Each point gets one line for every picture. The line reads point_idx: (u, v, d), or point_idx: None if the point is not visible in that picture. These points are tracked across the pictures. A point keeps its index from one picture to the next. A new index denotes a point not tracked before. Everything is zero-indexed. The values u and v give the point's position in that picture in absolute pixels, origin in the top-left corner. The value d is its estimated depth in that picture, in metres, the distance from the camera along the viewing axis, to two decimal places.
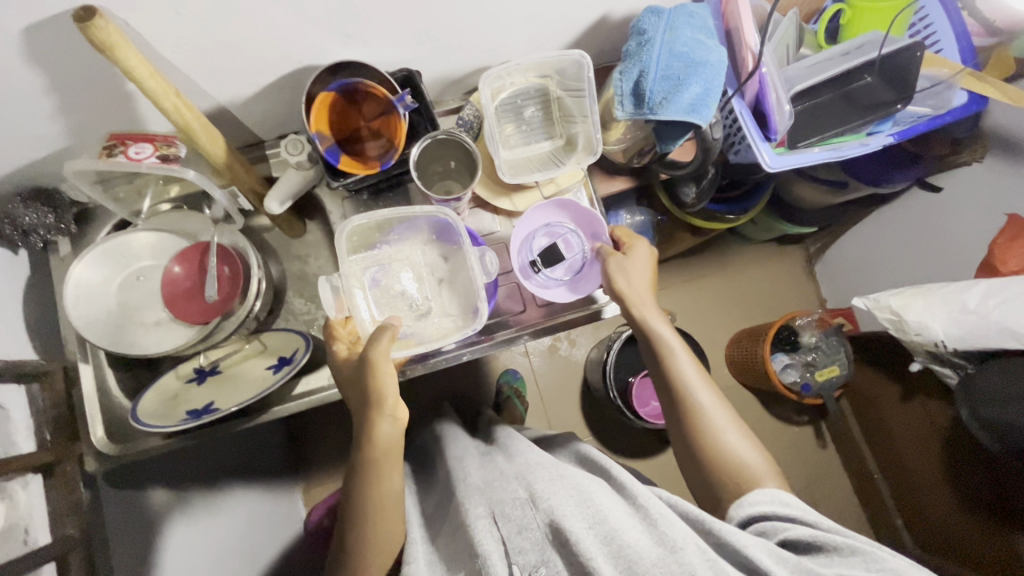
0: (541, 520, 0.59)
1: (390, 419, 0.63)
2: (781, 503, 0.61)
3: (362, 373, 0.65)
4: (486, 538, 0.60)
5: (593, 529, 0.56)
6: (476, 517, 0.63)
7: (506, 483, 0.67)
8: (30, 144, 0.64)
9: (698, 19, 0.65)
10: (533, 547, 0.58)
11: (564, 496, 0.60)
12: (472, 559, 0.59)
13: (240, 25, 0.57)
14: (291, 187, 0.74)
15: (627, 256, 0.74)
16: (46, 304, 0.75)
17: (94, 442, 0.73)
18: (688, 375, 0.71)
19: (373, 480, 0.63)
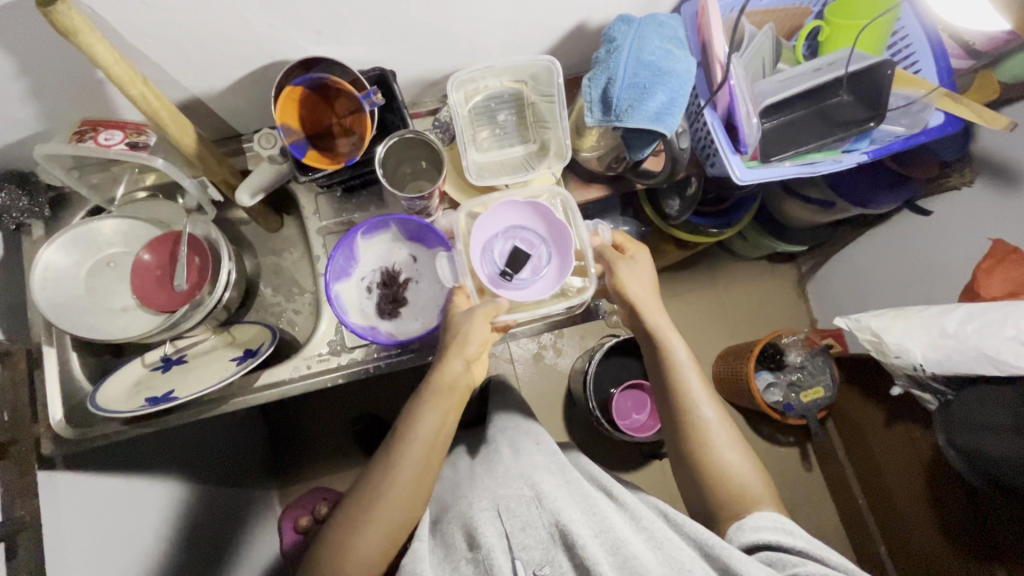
0: (547, 520, 0.64)
1: (466, 361, 0.66)
2: (785, 532, 0.61)
3: (458, 319, 0.69)
4: (489, 530, 0.64)
5: (599, 538, 0.60)
6: (480, 508, 0.66)
7: (506, 479, 0.70)
8: (4, 126, 0.65)
9: (667, 29, 0.66)
10: (537, 544, 0.63)
11: (570, 502, 0.65)
12: (475, 550, 0.64)
13: (209, 17, 0.58)
14: (263, 181, 0.74)
15: (634, 262, 0.73)
16: (16, 285, 0.76)
17: (54, 426, 0.73)
18: (695, 392, 0.71)
19: (431, 418, 0.65)
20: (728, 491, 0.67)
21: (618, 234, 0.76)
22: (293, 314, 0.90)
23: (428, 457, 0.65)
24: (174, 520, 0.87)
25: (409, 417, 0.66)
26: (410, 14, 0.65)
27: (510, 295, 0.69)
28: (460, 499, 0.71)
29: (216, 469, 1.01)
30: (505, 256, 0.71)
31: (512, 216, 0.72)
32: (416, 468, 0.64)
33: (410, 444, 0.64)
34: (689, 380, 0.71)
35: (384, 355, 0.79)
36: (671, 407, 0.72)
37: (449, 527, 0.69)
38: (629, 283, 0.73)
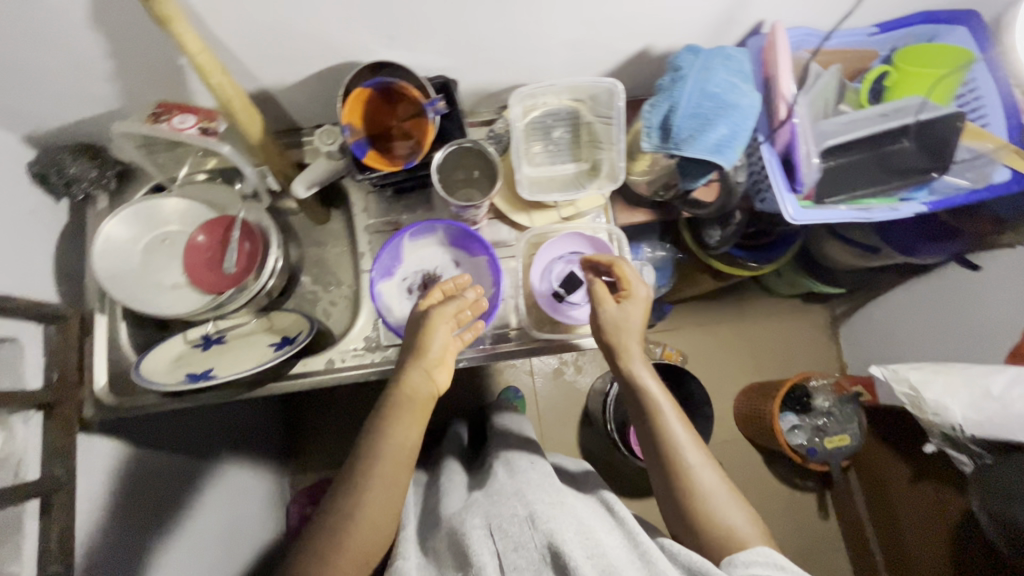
0: (540, 541, 0.61)
1: (425, 370, 0.67)
2: (776, 567, 0.57)
3: (416, 324, 0.71)
4: (481, 549, 0.62)
5: (592, 561, 0.58)
6: (472, 526, 0.64)
7: (504, 499, 0.68)
8: (86, 102, 0.69)
9: (735, 62, 0.65)
10: (529, 565, 0.61)
11: (564, 522, 0.63)
12: (465, 565, 0.62)
13: (292, 17, 0.60)
14: (319, 174, 0.78)
15: (622, 305, 0.72)
16: (75, 251, 0.80)
17: (96, 391, 0.76)
18: (674, 430, 0.68)
19: (400, 428, 0.65)
20: (719, 533, 0.62)
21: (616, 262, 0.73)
22: (329, 305, 0.92)
23: (399, 470, 0.65)
24: (184, 494, 0.90)
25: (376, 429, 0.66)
26: (479, 25, 0.67)
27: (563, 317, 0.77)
28: (455, 516, 0.70)
29: (229, 447, 1.04)
30: (562, 278, 0.79)
31: (575, 244, 0.80)
32: (388, 481, 0.63)
33: (380, 459, 0.64)
34: (671, 418, 0.69)
35: None
36: (653, 444, 0.69)
37: (444, 534, 0.69)
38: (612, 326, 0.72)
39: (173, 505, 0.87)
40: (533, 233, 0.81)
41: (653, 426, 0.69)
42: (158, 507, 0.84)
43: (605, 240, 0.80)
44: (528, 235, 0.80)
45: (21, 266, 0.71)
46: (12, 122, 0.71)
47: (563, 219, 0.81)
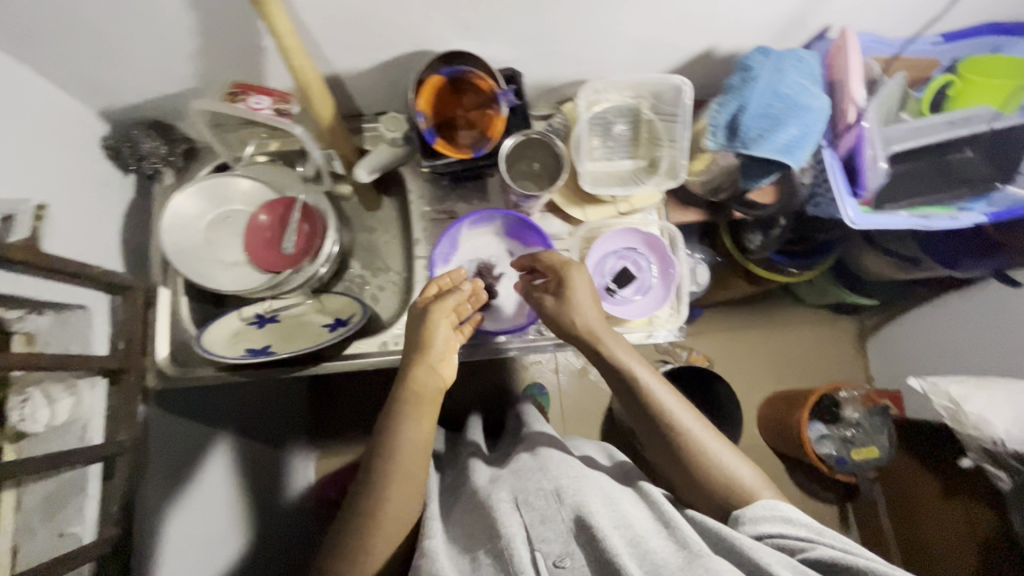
0: (567, 514, 0.61)
1: (432, 365, 0.68)
2: (785, 521, 0.59)
3: (415, 321, 0.70)
4: (510, 521, 0.61)
5: (618, 530, 0.59)
6: (500, 499, 0.65)
7: (531, 474, 0.69)
8: (167, 80, 0.71)
9: (806, 64, 0.65)
10: (557, 536, 0.60)
11: (592, 496, 0.64)
12: (492, 540, 0.60)
13: (377, 3, 0.62)
14: (381, 160, 0.80)
15: (572, 288, 0.71)
16: (141, 225, 0.82)
17: (158, 363, 0.77)
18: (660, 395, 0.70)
19: (413, 417, 0.67)
20: (724, 486, 0.65)
21: (548, 254, 0.74)
22: (378, 290, 0.93)
23: (420, 461, 0.66)
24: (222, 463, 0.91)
25: (390, 426, 0.67)
26: (553, 18, 0.68)
27: (614, 310, 0.78)
28: (483, 490, 0.69)
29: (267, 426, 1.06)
30: (613, 273, 0.80)
31: (626, 240, 0.81)
32: (411, 471, 0.66)
33: (398, 450, 0.66)
34: (648, 382, 0.70)
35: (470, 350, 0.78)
36: (642, 414, 0.70)
37: (474, 504, 0.69)
38: (579, 307, 0.70)
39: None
40: (588, 226, 0.81)
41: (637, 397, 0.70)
42: (188, 479, 0.86)
43: (658, 234, 0.80)
44: (582, 230, 0.81)
45: (94, 236, 0.73)
46: (93, 96, 0.73)
47: (620, 213, 0.81)
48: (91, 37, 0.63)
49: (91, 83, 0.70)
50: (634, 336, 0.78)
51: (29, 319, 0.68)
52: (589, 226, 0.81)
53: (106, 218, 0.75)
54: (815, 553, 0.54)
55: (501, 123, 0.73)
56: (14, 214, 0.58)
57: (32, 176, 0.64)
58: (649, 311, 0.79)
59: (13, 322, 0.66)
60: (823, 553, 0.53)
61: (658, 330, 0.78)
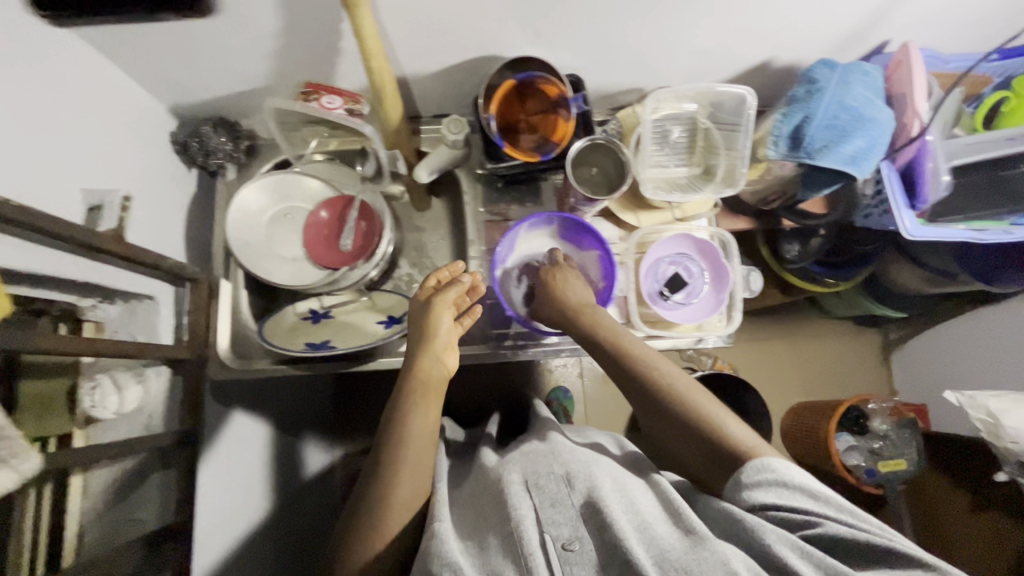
0: (577, 497, 0.59)
1: (436, 355, 0.72)
2: (783, 487, 0.54)
3: (418, 312, 0.76)
4: (520, 502, 0.58)
5: (628, 516, 0.57)
6: (511, 479, 0.62)
7: (541, 457, 0.66)
8: (240, 77, 0.73)
9: (871, 77, 0.67)
10: (567, 520, 0.57)
11: (604, 482, 0.62)
12: (503, 523, 0.57)
13: (457, 8, 0.64)
14: (441, 160, 0.81)
15: (565, 276, 0.78)
16: (201, 219, 0.84)
17: (220, 354, 0.78)
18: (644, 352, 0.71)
19: (418, 399, 0.69)
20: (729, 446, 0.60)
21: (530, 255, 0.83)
22: None
23: (425, 448, 0.67)
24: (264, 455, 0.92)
25: (396, 411, 0.69)
26: (621, 26, 0.70)
27: (670, 314, 0.79)
28: (493, 471, 0.67)
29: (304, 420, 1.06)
30: (665, 278, 0.81)
31: (677, 246, 0.82)
32: (416, 452, 0.66)
33: (405, 430, 0.67)
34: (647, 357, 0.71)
35: (523, 346, 0.82)
36: (639, 387, 0.69)
37: (483, 488, 0.65)
38: (568, 287, 0.77)
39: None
40: (645, 230, 0.82)
41: (635, 372, 0.70)
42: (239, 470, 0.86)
43: (708, 239, 0.82)
44: (635, 238, 0.82)
45: (163, 229, 0.75)
46: (166, 93, 0.75)
47: (676, 220, 0.83)
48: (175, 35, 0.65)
49: (167, 79, 0.73)
50: (686, 340, 0.79)
51: (101, 308, 0.69)
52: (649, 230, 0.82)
53: (173, 211, 0.77)
54: (821, 529, 0.51)
55: (568, 128, 0.74)
56: (104, 205, 0.63)
57: (111, 168, 0.66)
58: (705, 314, 0.80)
59: (86, 309, 0.67)
60: (830, 529, 0.51)
61: (709, 336, 0.79)
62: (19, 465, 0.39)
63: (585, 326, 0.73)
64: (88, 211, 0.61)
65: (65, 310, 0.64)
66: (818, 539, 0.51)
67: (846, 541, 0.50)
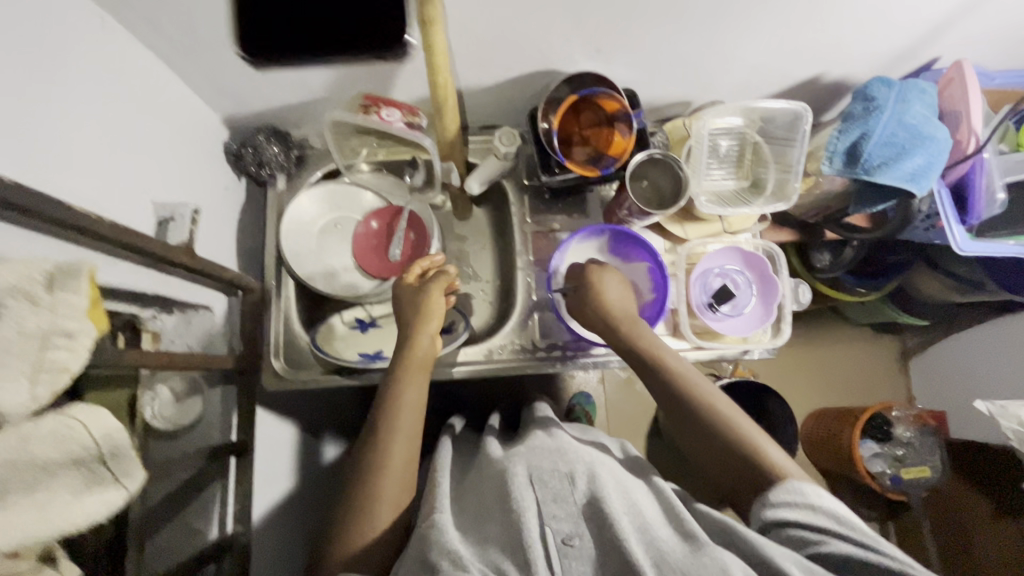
0: (579, 494, 0.58)
1: (434, 332, 0.71)
2: (802, 507, 0.55)
3: (410, 295, 0.74)
4: (523, 494, 0.57)
5: (628, 516, 0.56)
6: (516, 471, 0.60)
7: (545, 452, 0.65)
8: (298, 89, 0.74)
9: (929, 96, 0.68)
10: (567, 516, 0.56)
11: (606, 480, 0.60)
12: (504, 514, 0.56)
13: (523, 24, 0.65)
14: (489, 172, 0.82)
15: (602, 274, 0.75)
16: (250, 228, 0.84)
17: (273, 364, 0.78)
18: (682, 367, 0.70)
19: (413, 386, 0.67)
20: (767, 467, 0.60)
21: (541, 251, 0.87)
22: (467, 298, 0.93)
23: (415, 439, 0.64)
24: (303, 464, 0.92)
25: (387, 396, 0.66)
26: (680, 41, 0.70)
27: (721, 326, 0.80)
28: (497, 463, 0.65)
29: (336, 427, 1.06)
30: (713, 290, 0.82)
31: (721, 257, 0.83)
32: (404, 437, 0.64)
33: (397, 417, 0.65)
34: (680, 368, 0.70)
35: (572, 356, 0.82)
36: (671, 398, 0.68)
37: (488, 481, 0.63)
38: (607, 286, 0.74)
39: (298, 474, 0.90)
40: (693, 244, 0.83)
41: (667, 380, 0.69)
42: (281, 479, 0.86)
43: (752, 250, 0.83)
44: (684, 250, 0.83)
45: (217, 239, 0.75)
46: (222, 103, 0.75)
47: (724, 231, 0.85)
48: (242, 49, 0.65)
49: (225, 89, 0.73)
50: (736, 350, 0.80)
51: (160, 319, 0.67)
52: (700, 241, 0.83)
53: (225, 220, 0.77)
54: (830, 546, 0.51)
55: (625, 142, 0.75)
56: (175, 218, 0.62)
57: (174, 180, 0.66)
58: (756, 325, 0.80)
59: (147, 320, 0.66)
60: (840, 550, 0.50)
61: (758, 346, 0.81)
62: (127, 482, 0.38)
63: (624, 329, 0.72)
64: (157, 224, 0.62)
65: (128, 320, 0.63)
66: (827, 557, 0.50)
67: (853, 558, 0.50)
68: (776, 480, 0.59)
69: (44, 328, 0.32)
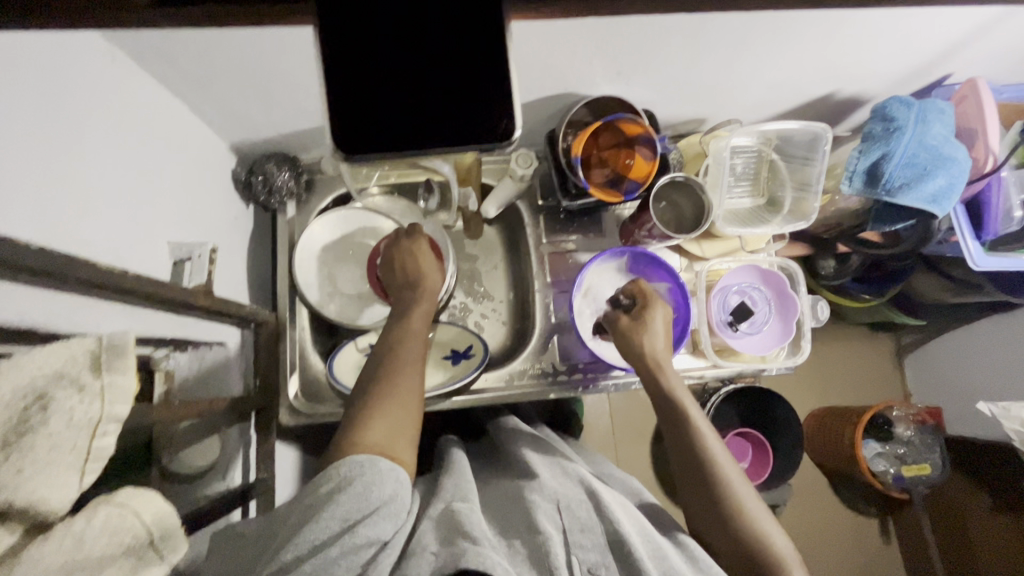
0: (604, 527, 0.58)
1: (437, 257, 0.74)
2: None
3: (421, 250, 0.74)
4: (548, 521, 0.58)
5: (654, 560, 0.56)
6: (537, 497, 0.61)
7: (567, 482, 0.65)
8: (311, 115, 0.71)
9: (948, 115, 0.68)
10: (594, 546, 0.57)
11: (628, 518, 0.60)
12: (529, 535, 0.57)
13: (545, 49, 0.63)
14: (507, 196, 0.81)
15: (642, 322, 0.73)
16: (259, 255, 0.81)
17: (291, 400, 0.76)
18: (715, 451, 0.66)
19: (417, 317, 0.69)
20: (767, 557, 0.59)
21: (551, 258, 0.86)
22: (481, 318, 0.92)
23: (421, 346, 0.67)
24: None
25: (396, 317, 0.69)
26: (699, 63, 0.70)
27: (739, 345, 0.80)
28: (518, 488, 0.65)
29: None
30: (732, 308, 0.81)
31: (741, 275, 0.83)
32: (411, 367, 0.64)
33: (401, 358, 0.64)
34: (698, 419, 0.68)
35: (593, 380, 0.82)
36: (697, 474, 0.65)
37: (507, 501, 0.64)
38: (650, 335, 0.71)
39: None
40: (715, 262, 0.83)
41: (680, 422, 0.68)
42: None
43: (770, 267, 0.83)
44: (704, 270, 0.82)
45: (230, 271, 0.73)
46: (229, 131, 0.73)
47: (742, 249, 0.85)
48: (250, 73, 0.62)
49: (234, 118, 0.70)
50: (754, 369, 0.80)
51: (172, 358, 0.64)
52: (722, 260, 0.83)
53: (235, 251, 0.74)
54: None
55: (648, 165, 0.74)
56: (190, 259, 0.60)
57: (188, 216, 0.64)
58: (775, 342, 0.81)
59: (159, 360, 0.62)
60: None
61: (774, 362, 0.82)
62: (171, 559, 0.36)
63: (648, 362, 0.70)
64: (173, 265, 0.60)
65: (143, 361, 0.61)
66: None
67: None
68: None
69: (98, 415, 0.32)
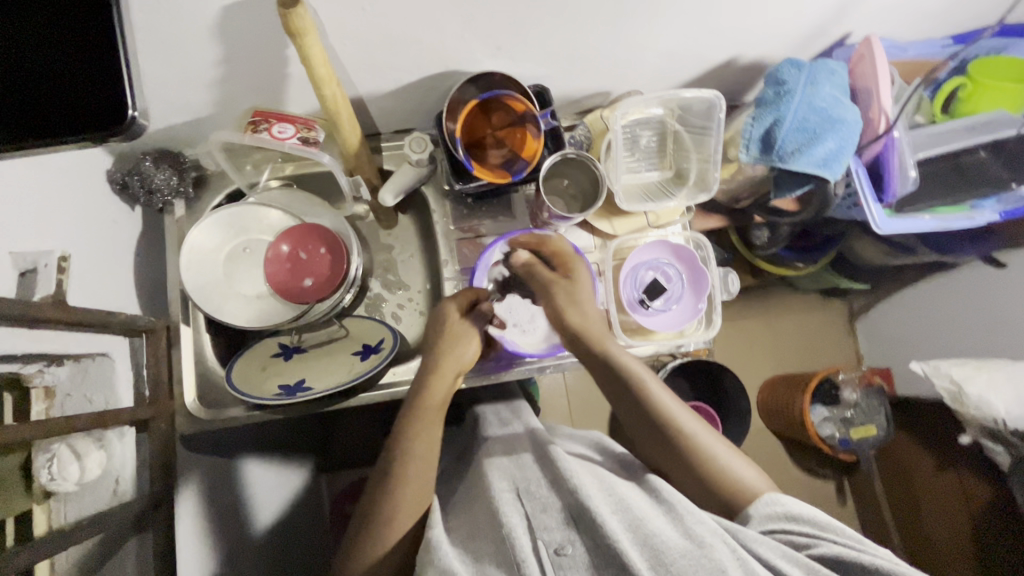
0: (567, 501, 0.57)
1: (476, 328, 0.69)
2: (790, 516, 0.57)
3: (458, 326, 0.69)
4: (511, 511, 0.56)
5: (618, 515, 0.54)
6: (500, 489, 0.59)
7: (531, 464, 0.64)
8: (177, 110, 0.67)
9: (838, 76, 0.67)
10: (558, 525, 0.55)
11: (588, 481, 0.59)
12: (493, 530, 0.55)
13: (411, 26, 0.59)
14: (405, 182, 0.77)
15: (570, 283, 0.73)
16: (151, 260, 0.78)
17: (188, 406, 0.76)
18: (666, 403, 0.67)
19: (424, 433, 0.63)
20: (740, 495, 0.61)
21: (464, 243, 0.84)
22: (397, 310, 0.87)
23: (431, 453, 0.63)
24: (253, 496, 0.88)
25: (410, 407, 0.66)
26: (584, 36, 0.67)
27: (644, 321, 0.78)
28: (481, 480, 0.64)
29: (278, 451, 0.99)
30: (643, 285, 0.80)
31: (659, 250, 0.82)
32: (411, 483, 0.61)
33: (404, 474, 0.61)
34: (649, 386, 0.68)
35: (507, 368, 0.78)
36: (656, 433, 0.66)
37: (461, 504, 0.63)
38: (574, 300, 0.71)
39: (243, 510, 0.85)
40: (625, 238, 0.81)
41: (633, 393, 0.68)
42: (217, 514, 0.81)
43: (682, 242, 0.82)
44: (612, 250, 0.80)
45: (111, 279, 0.69)
46: None
47: (650, 225, 0.82)
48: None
49: None
50: (659, 347, 0.78)
51: (49, 372, 0.61)
52: (634, 233, 0.81)
53: (118, 257, 0.71)
54: (821, 549, 0.53)
55: (538, 143, 0.72)
56: (37, 268, 0.57)
57: (49, 222, 0.60)
58: (689, 316, 0.79)
59: (30, 376, 0.59)
60: (828, 549, 0.52)
61: (690, 337, 0.79)
62: None
63: (597, 351, 0.69)
64: (19, 277, 0.56)
65: (10, 379, 0.57)
66: (822, 558, 0.52)
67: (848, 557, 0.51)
68: (752, 498, 0.61)
69: None
